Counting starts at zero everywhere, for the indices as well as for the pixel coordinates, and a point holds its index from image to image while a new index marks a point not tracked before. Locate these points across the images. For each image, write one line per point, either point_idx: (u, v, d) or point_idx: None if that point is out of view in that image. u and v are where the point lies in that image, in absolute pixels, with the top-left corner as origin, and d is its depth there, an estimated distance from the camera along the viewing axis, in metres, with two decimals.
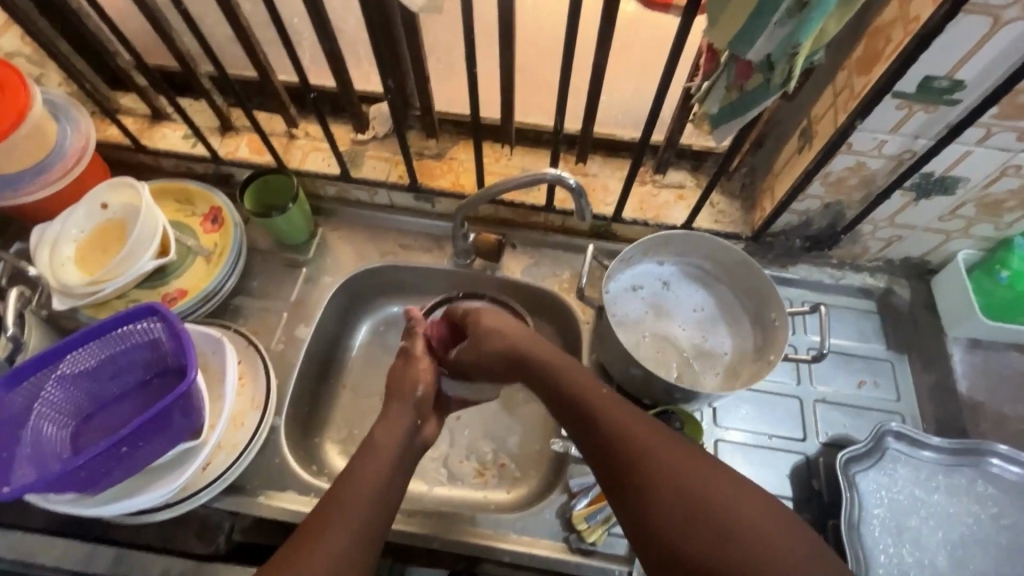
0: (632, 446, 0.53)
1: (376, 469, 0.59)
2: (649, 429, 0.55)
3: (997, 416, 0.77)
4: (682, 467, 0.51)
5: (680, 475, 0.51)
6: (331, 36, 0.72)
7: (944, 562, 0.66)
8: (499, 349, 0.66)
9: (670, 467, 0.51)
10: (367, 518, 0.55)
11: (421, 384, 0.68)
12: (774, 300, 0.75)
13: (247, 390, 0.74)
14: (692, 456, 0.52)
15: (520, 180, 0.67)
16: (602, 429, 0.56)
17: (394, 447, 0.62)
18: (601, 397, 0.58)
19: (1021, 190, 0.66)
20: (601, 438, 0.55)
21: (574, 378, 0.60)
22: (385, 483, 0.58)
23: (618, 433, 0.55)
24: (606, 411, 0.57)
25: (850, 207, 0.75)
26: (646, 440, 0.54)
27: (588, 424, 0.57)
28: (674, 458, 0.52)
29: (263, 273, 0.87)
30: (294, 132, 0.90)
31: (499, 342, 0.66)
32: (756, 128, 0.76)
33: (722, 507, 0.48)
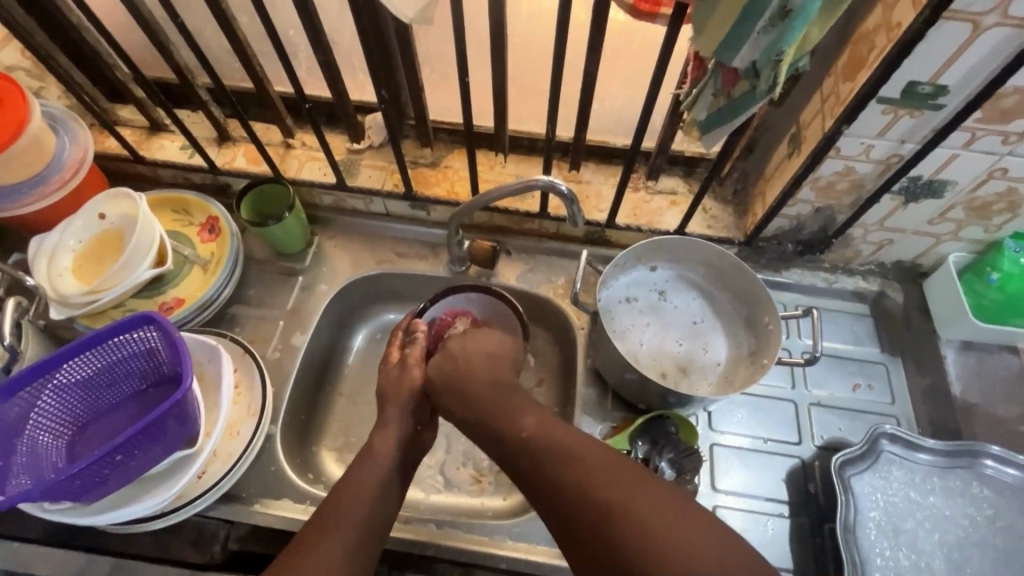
0: (570, 483, 0.50)
1: (368, 478, 0.59)
2: (590, 457, 0.51)
3: (991, 417, 0.78)
4: (624, 497, 0.47)
5: (620, 509, 0.46)
6: (326, 47, 0.73)
7: (941, 565, 0.66)
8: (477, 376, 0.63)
9: (610, 499, 0.47)
10: (362, 525, 0.55)
11: (415, 391, 0.68)
12: (768, 304, 0.76)
13: (243, 397, 0.75)
14: (636, 484, 0.48)
15: (512, 187, 0.68)
16: (541, 464, 0.52)
17: (393, 452, 0.62)
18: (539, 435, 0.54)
19: (1009, 193, 0.67)
20: (540, 476, 0.52)
21: (518, 413, 0.57)
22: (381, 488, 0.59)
23: (555, 470, 0.51)
24: (544, 445, 0.53)
25: (841, 211, 0.76)
26: (582, 473, 0.50)
27: (527, 463, 0.53)
28: (617, 488, 0.48)
29: (260, 282, 0.88)
30: (290, 142, 0.91)
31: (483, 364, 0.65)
32: (746, 134, 0.77)
33: (664, 539, 0.44)
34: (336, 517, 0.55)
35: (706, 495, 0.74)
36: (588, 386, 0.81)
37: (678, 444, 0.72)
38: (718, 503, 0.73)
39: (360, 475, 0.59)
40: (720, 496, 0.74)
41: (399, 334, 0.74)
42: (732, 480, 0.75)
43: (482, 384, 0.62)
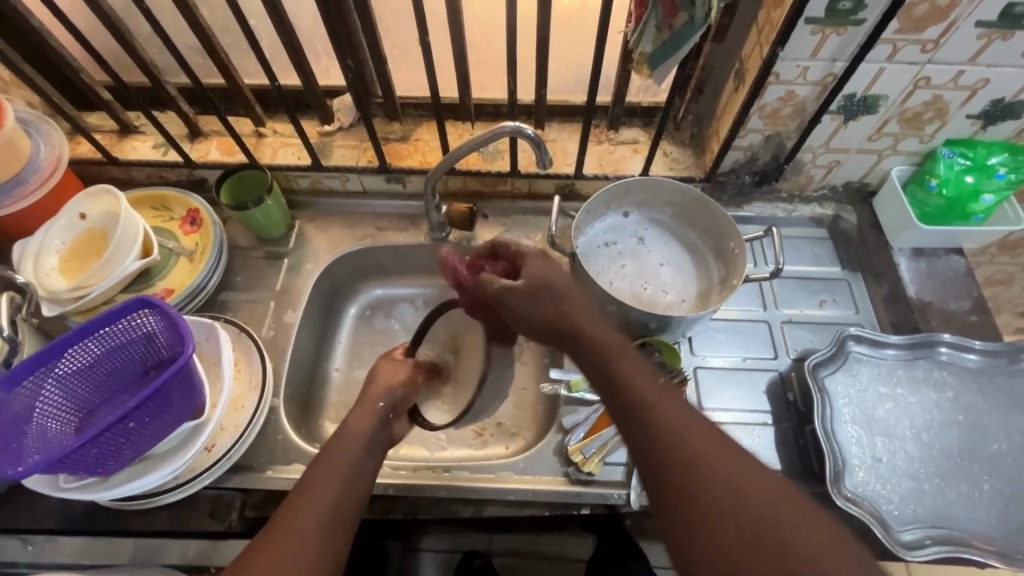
0: (665, 437, 0.51)
1: (336, 471, 0.58)
2: (682, 410, 0.53)
3: (945, 313, 0.83)
4: (728, 460, 0.49)
5: (690, 450, 0.50)
6: (288, 28, 0.75)
7: (912, 447, 0.71)
8: (536, 320, 0.66)
9: (710, 462, 0.49)
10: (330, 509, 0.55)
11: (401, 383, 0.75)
12: (732, 230, 0.80)
13: (243, 373, 0.77)
14: (731, 454, 0.50)
15: (481, 138, 0.72)
16: (641, 412, 0.54)
17: (362, 436, 0.64)
18: (625, 379, 0.56)
19: (935, 101, 0.73)
20: (640, 424, 0.53)
21: (619, 359, 0.58)
22: (347, 479, 0.58)
23: (659, 423, 0.52)
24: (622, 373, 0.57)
25: (788, 137, 0.82)
26: (655, 411, 0.53)
27: (628, 406, 0.55)
28: (716, 449, 0.50)
29: (246, 269, 0.90)
30: (262, 131, 0.93)
31: (544, 299, 0.65)
32: (695, 76, 0.82)
33: (743, 492, 0.47)
34: (309, 494, 0.56)
35: None
36: None
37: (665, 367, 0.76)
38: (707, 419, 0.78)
39: (331, 463, 0.59)
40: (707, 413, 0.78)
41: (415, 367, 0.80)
42: (717, 397, 0.80)
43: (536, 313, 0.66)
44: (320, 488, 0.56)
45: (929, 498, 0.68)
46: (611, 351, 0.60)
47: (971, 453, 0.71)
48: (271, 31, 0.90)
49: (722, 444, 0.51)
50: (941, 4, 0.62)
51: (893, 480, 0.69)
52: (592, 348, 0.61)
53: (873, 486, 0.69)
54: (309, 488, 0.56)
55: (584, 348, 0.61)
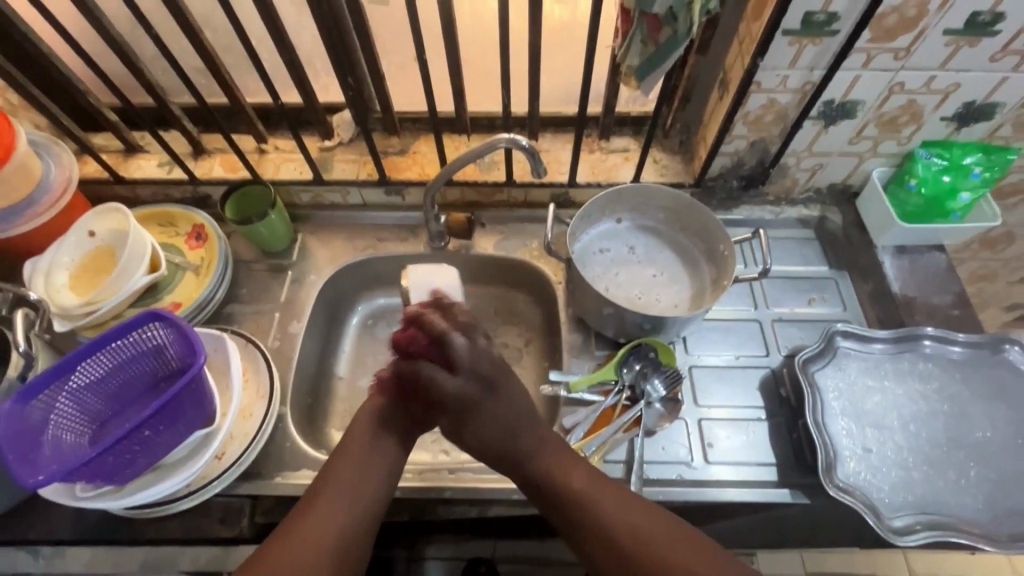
0: (598, 527, 0.60)
1: (350, 479, 0.64)
2: (609, 492, 0.63)
3: (929, 307, 0.86)
4: (659, 543, 0.58)
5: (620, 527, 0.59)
6: (290, 48, 0.78)
7: (900, 437, 0.74)
8: (481, 436, 0.69)
9: (644, 548, 0.58)
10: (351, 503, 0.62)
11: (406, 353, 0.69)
12: (721, 233, 0.83)
13: (251, 382, 0.79)
14: (659, 520, 0.60)
15: (478, 150, 0.75)
16: (582, 521, 0.61)
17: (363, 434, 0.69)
18: (555, 474, 0.65)
19: (910, 105, 0.77)
20: (582, 531, 0.61)
21: (559, 471, 0.65)
22: (363, 472, 0.65)
23: (595, 520, 0.61)
24: (551, 471, 0.65)
25: (772, 142, 0.85)
26: (588, 497, 0.62)
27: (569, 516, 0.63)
28: (646, 532, 0.59)
29: (251, 281, 0.93)
30: (264, 147, 0.96)
31: (488, 423, 0.68)
32: (681, 86, 0.85)
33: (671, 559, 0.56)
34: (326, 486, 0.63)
35: (691, 411, 0.81)
36: (571, 331, 0.88)
37: (659, 365, 0.80)
38: (702, 416, 0.80)
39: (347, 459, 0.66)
40: (703, 410, 0.81)
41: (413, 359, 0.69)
42: (712, 394, 0.82)
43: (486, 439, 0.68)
44: (336, 488, 0.63)
45: (918, 485, 0.71)
46: (538, 451, 0.67)
47: (957, 441, 0.73)
48: (272, 50, 0.94)
49: (647, 513, 0.61)
50: (909, 14, 0.65)
51: (883, 469, 0.72)
52: (519, 454, 0.67)
53: (864, 476, 0.71)
54: (326, 494, 0.62)
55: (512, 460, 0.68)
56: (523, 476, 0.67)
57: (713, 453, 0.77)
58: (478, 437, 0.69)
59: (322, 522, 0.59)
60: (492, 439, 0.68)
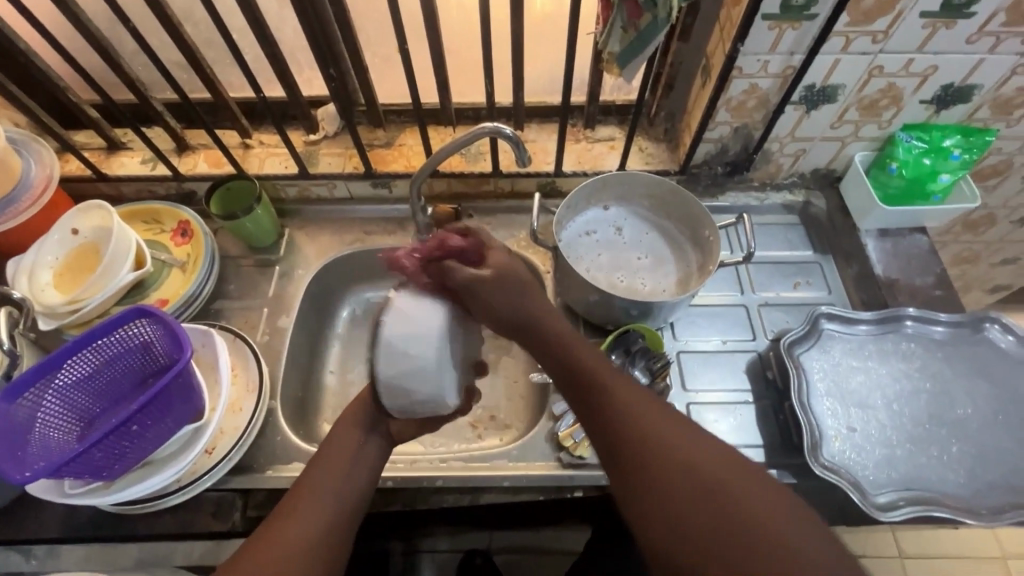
0: (615, 412, 0.55)
1: (328, 484, 0.60)
2: (630, 388, 0.57)
3: (911, 288, 0.87)
4: (675, 438, 0.52)
5: (638, 420, 0.54)
6: (271, 40, 0.78)
7: (884, 416, 0.75)
8: (498, 312, 0.62)
9: (655, 440, 0.52)
10: (332, 508, 0.57)
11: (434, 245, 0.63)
12: (706, 217, 0.84)
13: (240, 377, 0.79)
14: (680, 426, 0.54)
15: (462, 139, 0.75)
16: (598, 406, 0.56)
17: (352, 439, 0.65)
18: (576, 355, 0.60)
19: (889, 88, 0.78)
20: (596, 419, 0.56)
21: (581, 354, 0.60)
22: (343, 481, 0.61)
23: (615, 406, 0.55)
24: (576, 353, 0.61)
25: (755, 128, 0.86)
26: (611, 384, 0.57)
27: (588, 398, 0.58)
28: (658, 429, 0.53)
29: (239, 277, 0.93)
30: (248, 142, 0.95)
31: (509, 294, 0.62)
32: (664, 73, 0.86)
33: (693, 459, 0.50)
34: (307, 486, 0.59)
35: (679, 396, 0.82)
36: None
37: (647, 351, 0.80)
38: (690, 400, 0.81)
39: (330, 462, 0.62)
40: (691, 395, 0.82)
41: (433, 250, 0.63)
42: (699, 379, 0.83)
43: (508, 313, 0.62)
44: (316, 492, 0.58)
45: (901, 462, 0.72)
46: (561, 331, 0.63)
47: (939, 418, 0.75)
48: (254, 44, 0.93)
49: (667, 414, 0.55)
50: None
51: (867, 448, 0.73)
52: (542, 330, 0.63)
53: (848, 454, 0.72)
54: (300, 499, 0.58)
55: (536, 336, 0.63)
56: (544, 355, 0.63)
57: None
58: (500, 308, 0.62)
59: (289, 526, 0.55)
60: (515, 309, 0.62)
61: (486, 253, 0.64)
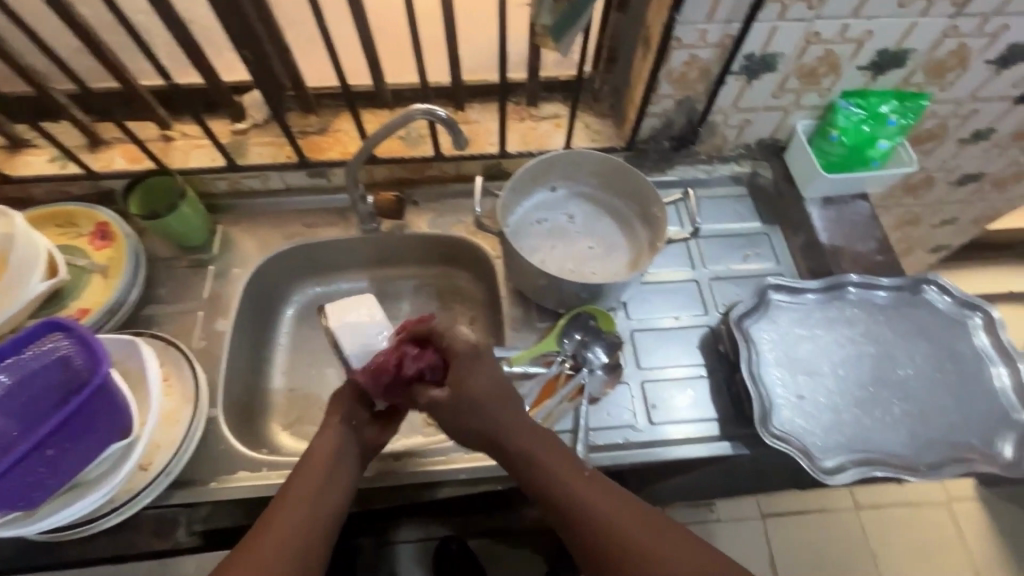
0: (586, 518, 0.56)
1: (302, 516, 0.57)
2: (597, 489, 0.58)
3: (854, 255, 0.89)
4: (646, 537, 0.55)
5: (610, 525, 0.55)
6: (177, 20, 0.71)
7: (832, 382, 0.76)
8: (465, 427, 0.62)
9: (632, 539, 0.54)
10: (307, 520, 0.57)
11: (404, 358, 0.65)
12: (652, 194, 0.83)
13: (175, 387, 0.74)
14: (647, 521, 0.56)
15: (394, 122, 0.71)
16: (568, 514, 0.57)
17: (325, 458, 0.63)
18: (542, 459, 0.60)
19: (827, 55, 0.77)
20: (567, 523, 0.57)
21: (546, 455, 0.60)
22: (318, 498, 0.60)
23: (585, 512, 0.56)
24: (538, 455, 0.60)
25: (698, 100, 0.84)
26: (578, 489, 0.58)
27: (556, 506, 0.58)
28: (632, 530, 0.55)
29: (170, 279, 0.87)
30: (169, 134, 0.89)
31: (471, 414, 0.61)
32: (605, 46, 0.83)
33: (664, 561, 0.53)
34: (286, 503, 0.58)
35: (634, 374, 0.81)
36: (511, 305, 0.87)
37: (600, 334, 0.81)
38: (645, 378, 0.81)
39: (302, 479, 0.61)
40: (646, 372, 0.81)
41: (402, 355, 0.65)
42: (653, 356, 0.83)
43: (478, 422, 0.61)
44: (295, 503, 0.58)
45: (847, 425, 0.74)
46: (523, 434, 0.61)
47: (882, 380, 0.77)
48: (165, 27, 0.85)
49: (634, 509, 0.57)
50: None
51: (816, 414, 0.74)
52: (505, 436, 0.61)
53: (798, 423, 0.73)
54: (281, 515, 0.57)
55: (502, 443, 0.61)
56: (510, 461, 0.61)
57: (657, 415, 0.78)
58: (460, 429, 0.62)
59: (280, 534, 0.55)
60: (480, 413, 0.61)
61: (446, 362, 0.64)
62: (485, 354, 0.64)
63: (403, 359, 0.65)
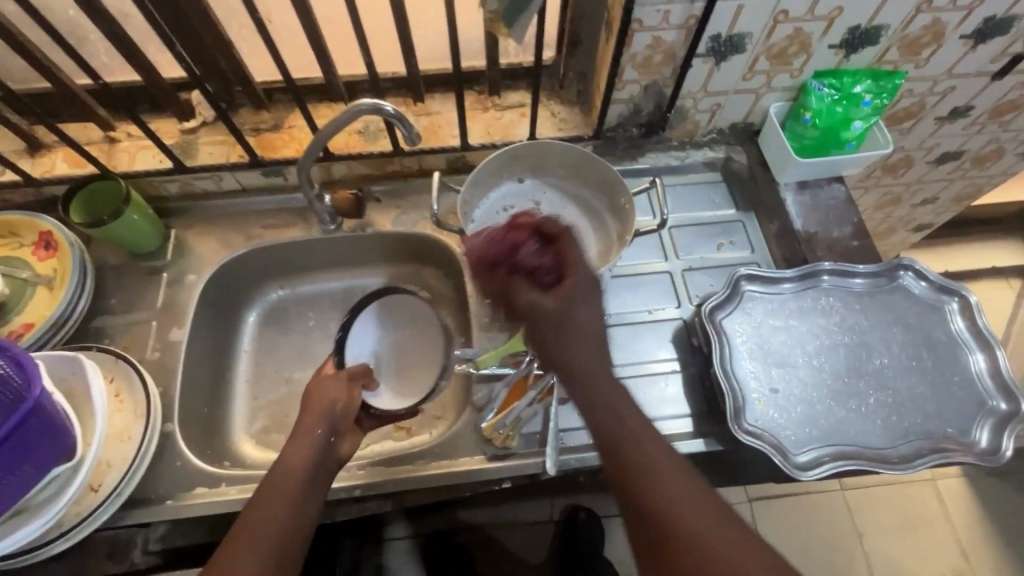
0: (670, 510, 0.50)
1: (278, 523, 0.55)
2: (680, 480, 0.52)
3: (829, 241, 0.86)
4: (726, 545, 0.48)
5: (693, 523, 0.49)
6: (104, 15, 0.66)
7: (806, 373, 0.74)
8: (559, 357, 0.56)
9: (714, 543, 0.48)
10: (282, 528, 0.55)
11: (524, 247, 0.61)
12: (620, 185, 0.80)
13: (126, 403, 0.71)
14: (730, 527, 0.50)
15: (341, 118, 0.67)
16: (651, 501, 0.51)
17: (303, 465, 0.61)
18: (630, 436, 0.53)
19: (796, 34, 0.74)
20: (647, 513, 0.50)
21: (635, 432, 0.54)
22: (293, 507, 0.57)
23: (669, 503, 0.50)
24: (629, 431, 0.54)
25: (666, 85, 0.81)
26: (663, 479, 0.52)
27: (637, 490, 0.51)
28: (714, 534, 0.49)
29: (121, 288, 0.83)
30: (113, 135, 0.84)
31: (567, 341, 0.56)
32: (566, 30, 0.79)
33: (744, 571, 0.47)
34: (268, 508, 0.56)
35: None
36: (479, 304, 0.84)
37: None
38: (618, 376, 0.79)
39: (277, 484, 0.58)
40: (619, 370, 0.79)
41: (522, 242, 0.62)
42: (625, 353, 0.81)
43: (570, 356, 0.55)
44: (269, 512, 0.55)
45: (821, 418, 0.72)
46: (615, 405, 0.55)
47: (858, 370, 0.75)
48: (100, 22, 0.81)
49: (716, 513, 0.50)
50: None
51: (789, 407, 0.72)
52: (596, 398, 0.54)
53: (770, 417, 0.72)
54: (257, 521, 0.54)
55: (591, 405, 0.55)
56: (596, 428, 0.54)
57: None
58: (551, 350, 0.56)
59: (254, 542, 0.53)
60: (579, 351, 0.55)
61: (567, 265, 0.60)
62: (599, 289, 0.60)
63: (524, 242, 0.61)
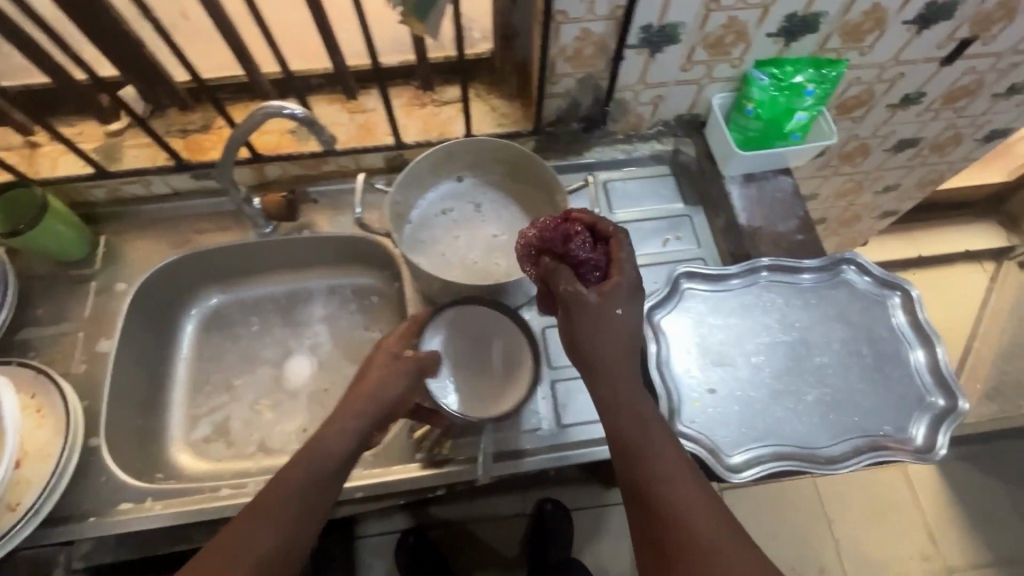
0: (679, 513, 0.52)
1: (285, 522, 0.52)
2: (689, 485, 0.53)
3: (775, 235, 0.84)
4: (731, 552, 0.50)
5: (701, 527, 0.51)
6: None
7: (744, 372, 0.73)
8: (592, 346, 0.56)
9: (721, 549, 0.50)
10: (288, 525, 0.52)
11: (576, 239, 0.58)
12: (557, 182, 0.78)
13: (45, 418, 0.69)
14: (736, 536, 0.51)
15: (251, 122, 0.65)
16: (661, 502, 0.52)
17: (331, 459, 0.57)
18: (649, 437, 0.56)
19: (731, 23, 0.72)
20: (657, 511, 0.52)
21: (654, 434, 0.56)
22: (300, 506, 0.54)
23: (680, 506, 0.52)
24: (647, 432, 0.56)
25: (602, 77, 0.78)
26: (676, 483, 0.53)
27: (649, 490, 0.53)
28: (721, 540, 0.50)
29: (47, 298, 0.81)
30: (34, 140, 0.81)
31: (598, 332, 0.56)
32: (497, 22, 0.77)
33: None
34: (278, 505, 0.53)
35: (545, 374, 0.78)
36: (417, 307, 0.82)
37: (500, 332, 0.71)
38: (557, 378, 0.77)
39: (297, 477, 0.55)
40: (558, 372, 0.78)
41: (575, 233, 0.59)
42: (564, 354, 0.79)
43: (603, 351, 0.56)
44: (278, 508, 0.53)
45: (759, 418, 0.71)
46: (634, 408, 0.57)
47: (797, 368, 0.74)
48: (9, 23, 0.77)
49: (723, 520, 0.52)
50: None
51: (725, 407, 0.71)
52: (615, 398, 0.57)
53: (705, 418, 0.70)
54: (266, 517, 0.52)
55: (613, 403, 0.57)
56: (613, 427, 0.56)
57: (569, 416, 0.75)
58: (582, 341, 0.56)
59: (257, 537, 0.51)
60: (609, 347, 0.56)
61: (614, 264, 0.59)
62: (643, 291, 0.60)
63: (576, 232, 0.59)
